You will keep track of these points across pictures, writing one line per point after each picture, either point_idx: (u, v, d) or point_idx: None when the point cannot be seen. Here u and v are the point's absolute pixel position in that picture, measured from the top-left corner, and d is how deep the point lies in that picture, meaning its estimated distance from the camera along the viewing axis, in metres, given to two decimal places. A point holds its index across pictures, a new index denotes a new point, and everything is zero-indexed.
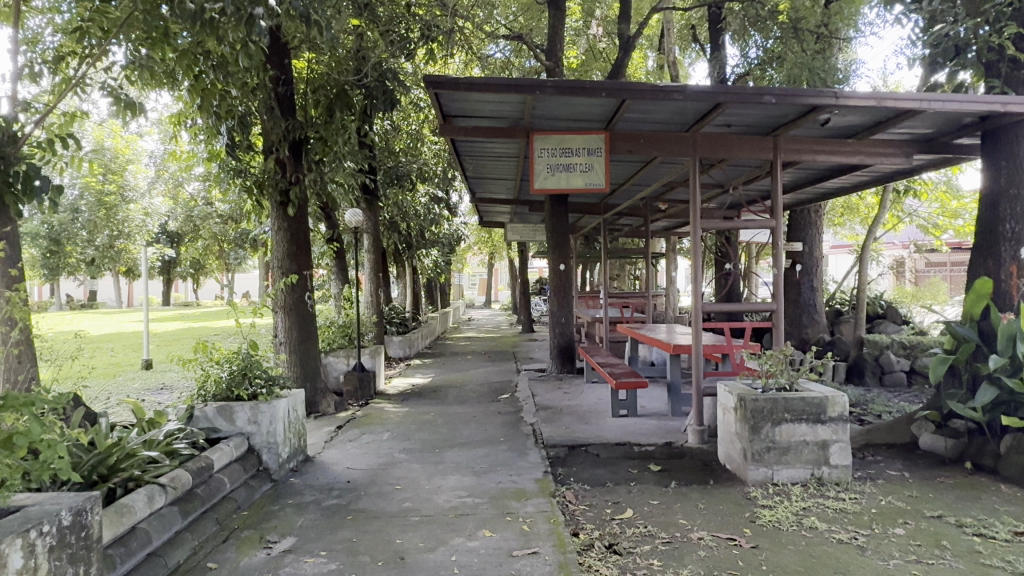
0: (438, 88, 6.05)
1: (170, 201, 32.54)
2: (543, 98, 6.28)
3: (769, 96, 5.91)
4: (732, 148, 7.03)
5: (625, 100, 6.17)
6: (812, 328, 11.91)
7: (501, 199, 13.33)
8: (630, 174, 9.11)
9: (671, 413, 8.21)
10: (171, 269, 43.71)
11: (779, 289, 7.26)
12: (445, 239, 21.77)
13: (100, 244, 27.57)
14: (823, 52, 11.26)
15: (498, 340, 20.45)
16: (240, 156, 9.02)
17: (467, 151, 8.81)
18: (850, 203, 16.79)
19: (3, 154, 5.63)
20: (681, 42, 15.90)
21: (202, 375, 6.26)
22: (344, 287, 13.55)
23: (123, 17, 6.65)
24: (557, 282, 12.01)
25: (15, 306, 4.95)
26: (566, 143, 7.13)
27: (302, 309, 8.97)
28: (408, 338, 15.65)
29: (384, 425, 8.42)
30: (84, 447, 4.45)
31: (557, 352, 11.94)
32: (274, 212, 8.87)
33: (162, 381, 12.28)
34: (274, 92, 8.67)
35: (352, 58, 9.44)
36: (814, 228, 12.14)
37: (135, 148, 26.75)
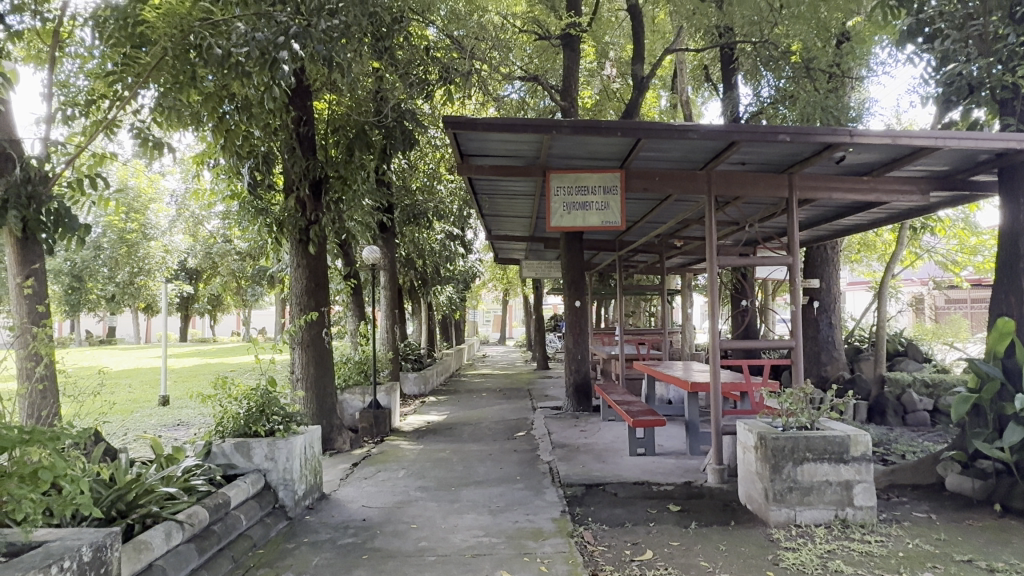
0: (456, 128, 6.17)
1: (190, 238, 33.09)
2: (559, 137, 6.38)
3: (783, 135, 5.97)
4: (747, 186, 7.08)
5: (640, 139, 6.25)
6: (831, 366, 11.76)
7: (516, 236, 13.43)
8: (645, 212, 9.17)
9: (689, 451, 8.11)
10: (189, 306, 44.25)
11: (797, 326, 7.21)
12: (460, 276, 21.89)
13: (120, 281, 28.04)
14: (836, 91, 11.37)
15: (513, 377, 20.36)
16: (261, 195, 9.20)
17: (484, 189, 8.93)
18: (866, 240, 16.74)
19: (34, 195, 5.80)
20: (693, 81, 16.14)
21: (221, 411, 6.28)
22: (360, 323, 13.61)
23: (153, 62, 6.93)
24: (573, 319, 11.99)
25: (41, 342, 5.06)
26: (583, 182, 7.19)
27: (320, 345, 9.02)
28: (423, 375, 15.64)
29: (400, 462, 8.38)
30: (104, 483, 4.48)
31: (574, 389, 11.86)
32: (294, 250, 8.98)
33: (179, 417, 12.35)
34: (295, 132, 8.86)
35: (372, 100, 9.68)
36: (831, 265, 12.08)
37: (157, 188, 27.37)
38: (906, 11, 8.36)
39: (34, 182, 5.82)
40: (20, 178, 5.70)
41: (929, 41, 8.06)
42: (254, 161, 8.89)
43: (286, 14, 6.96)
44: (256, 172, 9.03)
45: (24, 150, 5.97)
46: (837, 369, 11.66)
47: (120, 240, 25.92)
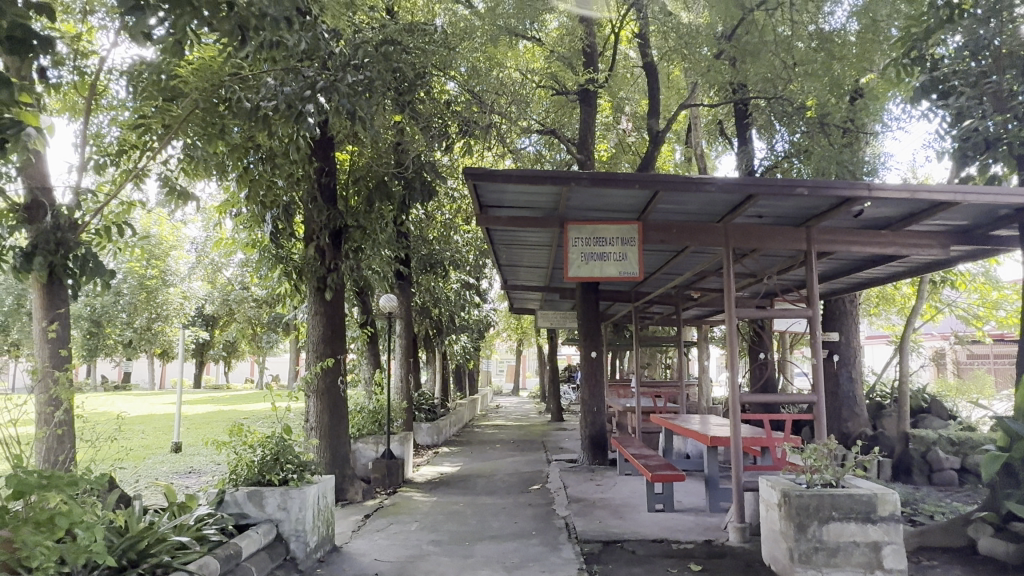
0: (476, 179, 6.26)
1: (208, 285, 33.44)
2: (578, 189, 6.46)
3: (801, 188, 6.00)
4: (765, 239, 7.09)
5: (658, 191, 6.31)
6: (853, 422, 11.51)
7: (532, 286, 13.44)
8: (662, 263, 9.18)
9: (709, 508, 7.89)
10: (204, 353, 44.43)
11: (819, 381, 7.07)
12: (475, 325, 21.89)
13: (138, 326, 28.31)
14: (851, 146, 11.47)
15: (527, 428, 20.11)
16: (282, 243, 9.28)
17: (501, 239, 9.01)
18: (884, 293, 16.66)
19: (64, 240, 5.92)
20: (708, 135, 16.39)
21: (235, 458, 6.24)
22: (375, 371, 13.58)
23: (184, 114, 7.12)
24: (589, 370, 11.88)
25: (61, 387, 5.10)
26: (600, 233, 7.21)
27: (334, 393, 8.98)
28: (436, 425, 15.48)
29: (412, 514, 8.24)
30: (117, 530, 4.43)
31: (590, 442, 11.66)
32: (312, 298, 9.03)
33: (191, 464, 12.26)
34: (317, 182, 8.93)
35: (393, 152, 9.87)
36: (851, 318, 11.94)
37: (179, 234, 27.90)
38: (919, 69, 8.47)
39: (64, 229, 5.95)
40: (50, 225, 5.87)
41: (943, 97, 8.13)
42: (276, 210, 9.00)
43: (313, 69, 7.23)
44: (278, 221, 9.14)
45: (56, 198, 6.12)
46: (859, 425, 11.42)
47: (140, 286, 26.28)
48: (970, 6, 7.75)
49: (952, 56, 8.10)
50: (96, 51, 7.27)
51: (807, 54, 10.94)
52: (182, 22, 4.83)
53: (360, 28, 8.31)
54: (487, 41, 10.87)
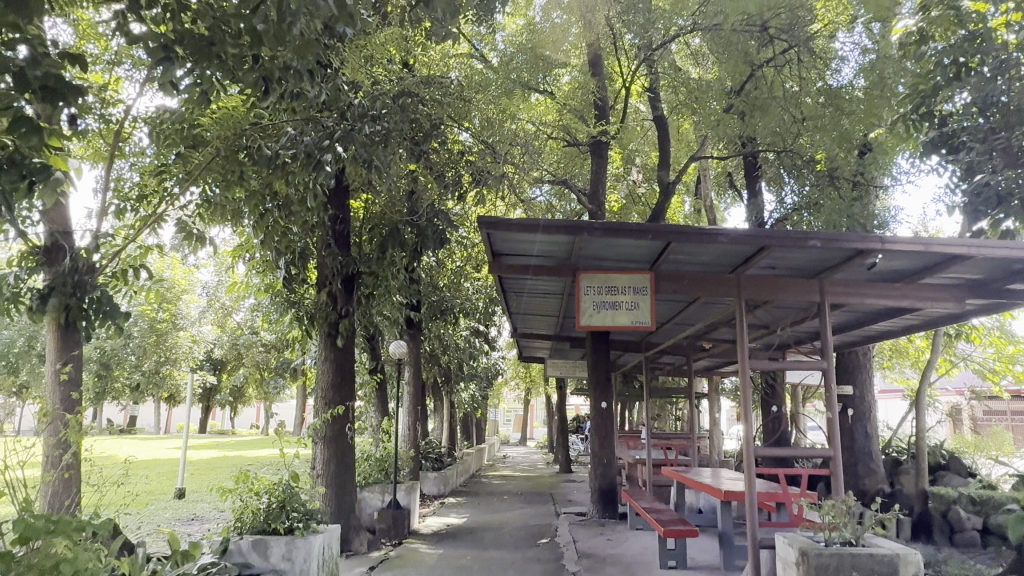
0: (489, 228, 6.33)
1: (218, 329, 33.57)
2: (590, 239, 6.50)
3: (813, 240, 6.02)
4: (777, 289, 7.08)
5: (670, 242, 6.33)
6: (869, 479, 11.22)
7: (542, 334, 13.40)
8: (674, 313, 9.15)
9: (723, 566, 7.67)
10: (211, 398, 44.27)
11: (834, 435, 6.93)
12: (483, 373, 21.80)
13: (147, 369, 28.37)
14: (861, 199, 11.53)
15: (535, 480, 19.77)
16: (294, 289, 9.35)
17: (512, 287, 9.05)
18: (897, 345, 16.53)
19: (81, 283, 5.99)
20: (718, 187, 16.58)
21: (241, 506, 6.18)
22: (383, 418, 13.47)
23: (204, 162, 7.28)
24: (599, 421, 11.73)
25: (72, 430, 5.09)
26: (612, 282, 7.22)
27: (342, 441, 8.89)
28: (443, 475, 15.25)
29: (418, 567, 8.04)
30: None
31: (600, 495, 11.43)
32: (322, 344, 9.05)
33: (194, 511, 12.09)
34: (332, 229, 9.04)
35: (406, 200, 9.97)
36: (865, 371, 11.80)
37: (191, 278, 28.20)
38: (928, 125, 8.55)
39: (81, 272, 6.04)
40: (68, 267, 5.97)
41: (953, 153, 8.23)
42: (290, 256, 9.11)
43: (332, 119, 7.48)
44: (291, 267, 9.23)
45: (76, 241, 6.22)
46: (876, 482, 11.17)
47: (151, 329, 26.45)
48: (977, 64, 7.86)
49: (961, 112, 8.18)
50: (122, 100, 7.49)
51: (815, 109, 11.13)
52: (208, 75, 4.99)
53: (379, 81, 8.53)
54: (501, 93, 11.05)
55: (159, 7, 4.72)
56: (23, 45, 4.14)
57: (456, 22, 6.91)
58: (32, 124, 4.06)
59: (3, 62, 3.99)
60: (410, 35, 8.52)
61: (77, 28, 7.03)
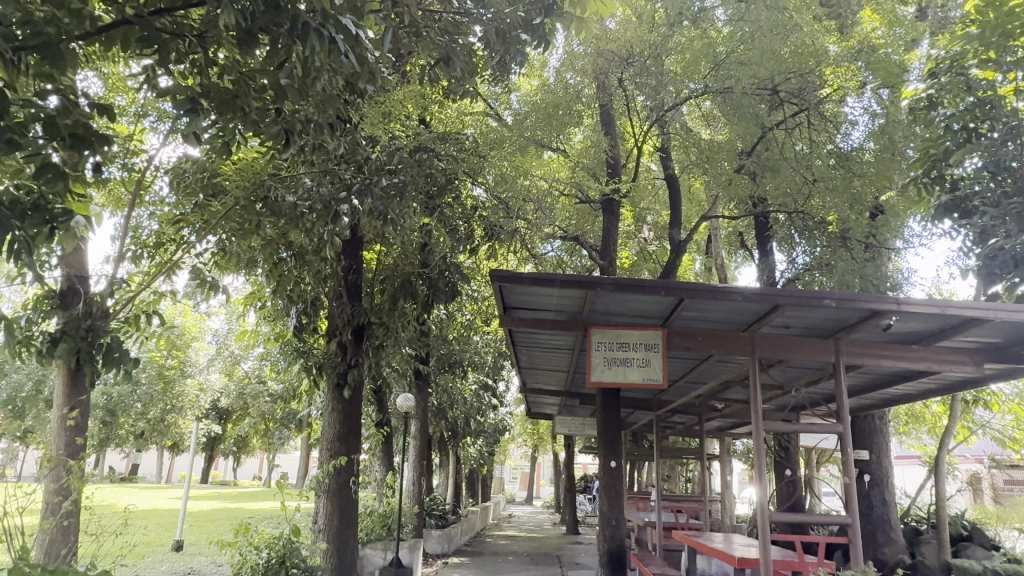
0: (502, 281, 6.32)
1: (226, 377, 33.51)
2: (603, 293, 6.48)
3: (828, 300, 5.97)
4: (790, 349, 7.00)
5: (683, 299, 6.31)
6: (888, 548, 10.89)
7: (551, 389, 13.26)
8: (686, 371, 9.04)
9: None
10: (215, 447, 43.85)
11: (852, 501, 6.71)
12: (491, 428, 21.57)
13: (152, 417, 28.17)
14: (873, 260, 11.57)
15: (542, 541, 19.25)
16: (305, 338, 9.34)
17: (523, 342, 9.04)
18: (913, 411, 16.26)
19: (94, 327, 6.02)
20: (729, 246, 16.69)
21: (240, 560, 6.01)
22: (388, 472, 13.24)
23: (224, 211, 7.40)
24: (608, 480, 11.45)
25: (74, 476, 5.05)
26: (623, 338, 7.16)
27: (346, 494, 8.70)
28: (447, 533, 14.88)
29: None
30: None
31: (607, 558, 11.08)
32: (330, 394, 8.96)
33: (190, 566, 11.78)
34: (344, 280, 9.09)
35: (419, 252, 10.07)
36: (881, 437, 11.53)
37: (201, 326, 28.34)
38: (940, 188, 8.58)
39: (94, 316, 6.10)
40: (82, 312, 6.03)
41: (966, 217, 8.23)
42: (302, 305, 9.12)
43: (350, 172, 7.60)
44: (303, 316, 9.24)
45: (92, 286, 6.31)
46: (895, 552, 10.82)
47: (158, 375, 26.46)
48: (986, 130, 8.02)
49: (972, 176, 8.22)
50: (146, 150, 7.68)
51: (826, 171, 11.25)
52: (232, 127, 5.12)
53: (396, 135, 8.69)
54: (516, 150, 11.31)
55: (189, 62, 4.89)
56: (55, 95, 4.27)
57: (473, 82, 7.04)
58: (58, 170, 4.17)
59: (37, 109, 4.10)
60: (428, 94, 8.69)
61: (107, 81, 7.27)
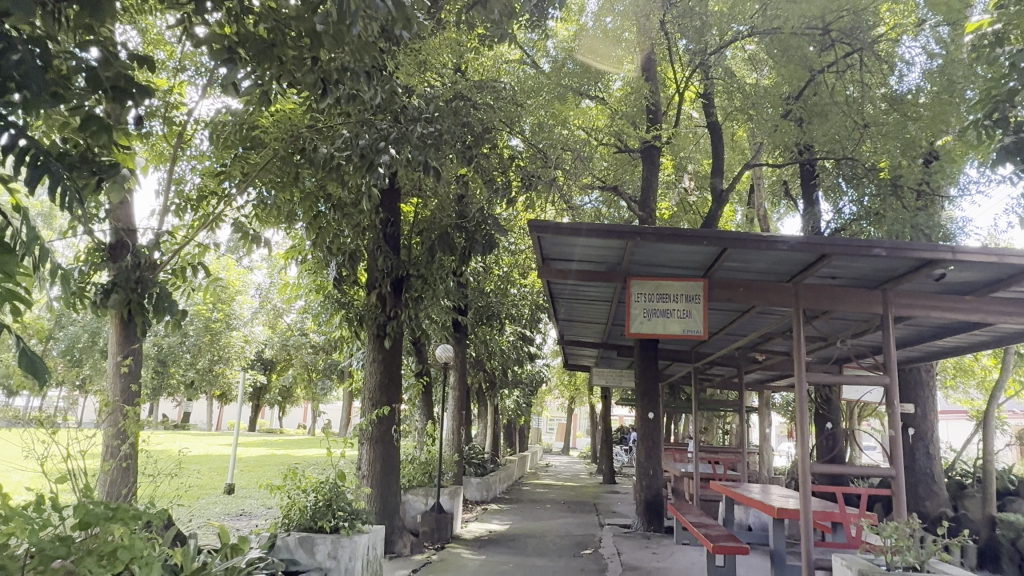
0: (542, 232, 6.23)
1: (269, 329, 34.43)
2: (643, 243, 6.36)
3: (879, 249, 5.75)
4: (836, 301, 6.81)
5: (727, 249, 6.15)
6: (931, 501, 10.78)
7: (589, 342, 13.25)
8: (726, 323, 8.91)
9: None
10: (261, 396, 45.37)
11: (897, 453, 6.58)
12: (528, 379, 21.82)
13: (201, 367, 29.20)
14: (925, 209, 11.15)
15: (580, 489, 19.59)
16: (345, 290, 9.42)
17: (561, 293, 9.00)
18: (961, 364, 15.88)
19: (142, 279, 6.20)
20: (772, 196, 16.26)
21: (288, 502, 6.24)
22: (428, 420, 13.51)
23: (262, 163, 7.42)
24: (645, 431, 11.47)
25: (129, 421, 5.28)
26: (663, 289, 7.06)
27: (388, 441, 8.92)
28: (486, 480, 15.21)
29: (461, 572, 8.02)
30: (172, 569, 4.46)
31: (644, 507, 11.22)
32: (371, 345, 9.11)
33: (242, 507, 12.30)
34: (382, 232, 9.11)
35: (456, 204, 10.00)
36: (927, 390, 11.27)
37: (243, 280, 29.05)
38: (1002, 131, 8.12)
39: (143, 268, 6.27)
40: (131, 264, 6.19)
41: None
42: (341, 257, 9.18)
43: (386, 122, 7.48)
44: (342, 268, 9.32)
45: (139, 239, 6.46)
46: (938, 505, 10.71)
47: (206, 328, 27.36)
48: None
49: None
50: (185, 104, 7.72)
51: (877, 114, 10.78)
52: (268, 76, 5.08)
53: (432, 85, 8.55)
54: (553, 98, 11.08)
55: (224, 11, 4.87)
56: (94, 47, 4.28)
57: (511, 26, 6.84)
58: (102, 122, 4.21)
59: (80, 61, 4.12)
60: (463, 40, 8.46)
61: (145, 34, 7.29)
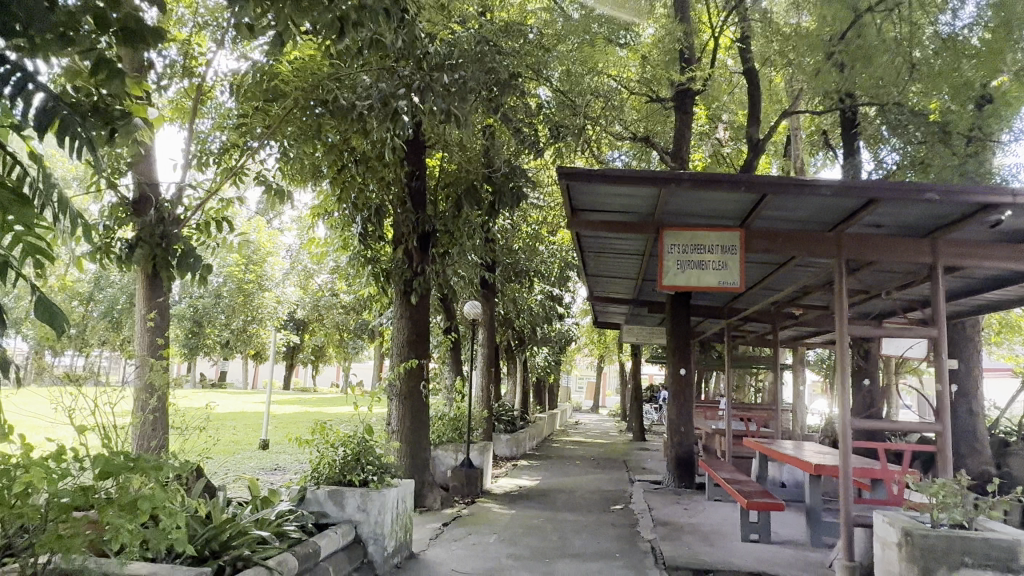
0: (569, 179, 5.99)
1: (301, 290, 34.84)
2: (677, 191, 6.08)
3: (931, 192, 5.39)
4: (882, 251, 6.43)
5: (766, 195, 5.85)
6: (973, 459, 10.50)
7: (619, 298, 13.04)
8: (763, 276, 8.61)
9: (810, 542, 7.24)
10: (295, 356, 46.29)
11: (943, 408, 6.28)
12: (557, 338, 21.74)
13: (235, 327, 29.76)
14: (976, 156, 10.59)
15: (609, 446, 19.62)
16: (371, 246, 9.35)
17: (590, 247, 8.78)
18: (1007, 320, 15.32)
19: (166, 233, 6.14)
20: (810, 147, 15.65)
21: (318, 456, 6.22)
22: (456, 378, 13.52)
23: (283, 115, 7.25)
24: (677, 388, 11.29)
25: (157, 373, 5.27)
26: (698, 240, 6.79)
27: (417, 397, 8.89)
28: (516, 437, 15.26)
29: (491, 526, 8.02)
30: (201, 520, 4.47)
31: (675, 463, 11.11)
32: (398, 301, 9.03)
33: (277, 461, 12.53)
34: (408, 186, 8.95)
35: (482, 156, 9.77)
36: (972, 344, 10.83)
37: (274, 241, 29.28)
38: None
39: (166, 222, 6.20)
40: (154, 218, 6.11)
41: None
42: (367, 213, 9.08)
43: (409, 68, 7.25)
44: (367, 223, 9.21)
45: (162, 193, 6.38)
46: (980, 463, 10.42)
47: (239, 289, 27.75)
48: None
49: None
50: (205, 56, 7.57)
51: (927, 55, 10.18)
52: (284, 15, 4.86)
53: (455, 32, 8.25)
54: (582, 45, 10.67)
55: None
56: None
57: None
58: (113, 67, 4.06)
59: (87, 2, 3.95)
60: None
61: None
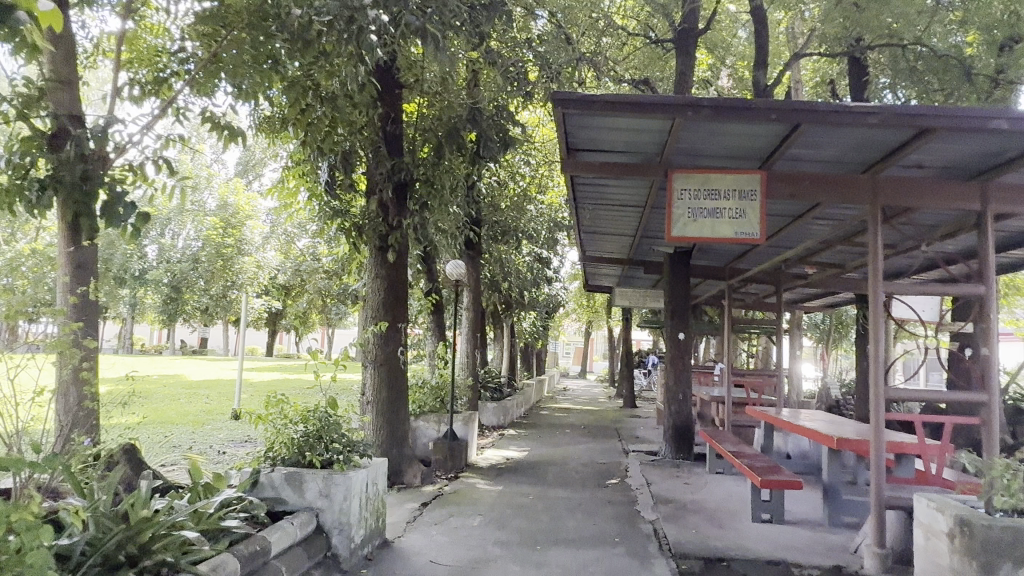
0: (566, 108, 5.06)
1: (282, 254, 33.70)
2: (691, 122, 5.18)
3: (996, 120, 4.53)
4: (922, 195, 5.57)
5: (798, 126, 4.96)
6: None
7: (613, 258, 12.22)
8: (776, 229, 7.76)
9: (828, 522, 6.53)
10: (277, 322, 45.26)
11: (991, 374, 5.46)
12: (546, 303, 20.92)
13: (214, 293, 28.67)
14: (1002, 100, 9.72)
15: (600, 414, 18.96)
16: (339, 196, 8.36)
17: (585, 197, 7.87)
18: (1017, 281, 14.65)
19: (89, 173, 5.11)
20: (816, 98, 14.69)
21: (273, 434, 5.36)
22: (439, 343, 12.67)
23: (228, 37, 6.19)
24: (675, 353, 10.52)
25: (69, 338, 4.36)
26: (711, 184, 5.92)
27: (394, 363, 8.04)
28: (502, 405, 14.51)
29: (476, 506, 7.25)
30: (116, 518, 3.62)
31: (673, 433, 10.38)
32: (373, 260, 8.10)
33: (247, 433, 11.68)
34: (381, 130, 7.98)
35: (465, 96, 8.72)
36: None
37: (252, 203, 28.03)
38: None
39: (91, 161, 5.12)
40: (74, 155, 5.03)
41: None
42: (334, 156, 8.10)
43: None
44: (335, 169, 8.22)
45: (85, 126, 5.26)
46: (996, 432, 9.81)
47: (217, 253, 26.65)
48: None
49: None
50: None
51: None
52: None
53: None
54: None
55: None
56: None
57: None
58: None
59: None
60: None
61: None
